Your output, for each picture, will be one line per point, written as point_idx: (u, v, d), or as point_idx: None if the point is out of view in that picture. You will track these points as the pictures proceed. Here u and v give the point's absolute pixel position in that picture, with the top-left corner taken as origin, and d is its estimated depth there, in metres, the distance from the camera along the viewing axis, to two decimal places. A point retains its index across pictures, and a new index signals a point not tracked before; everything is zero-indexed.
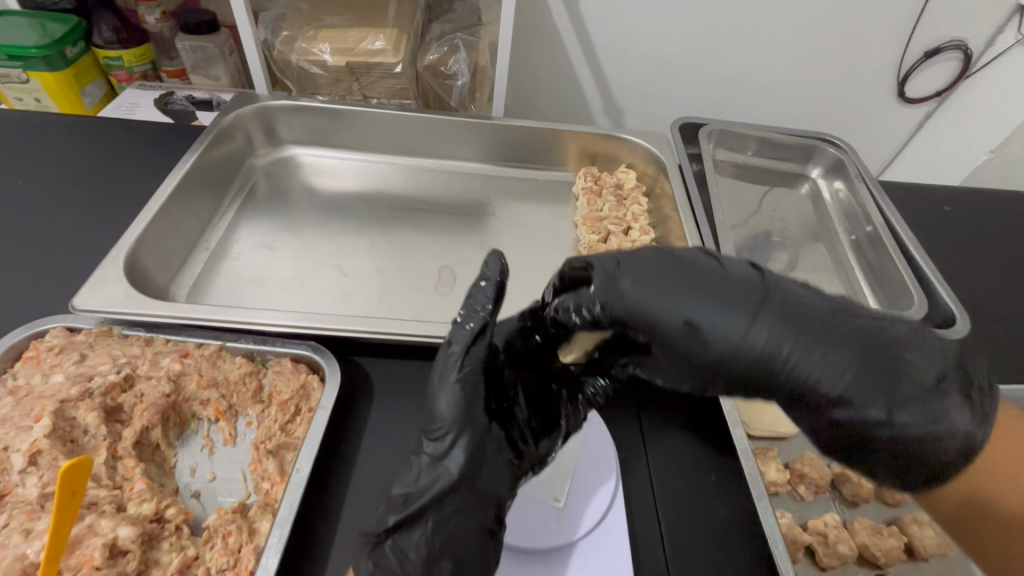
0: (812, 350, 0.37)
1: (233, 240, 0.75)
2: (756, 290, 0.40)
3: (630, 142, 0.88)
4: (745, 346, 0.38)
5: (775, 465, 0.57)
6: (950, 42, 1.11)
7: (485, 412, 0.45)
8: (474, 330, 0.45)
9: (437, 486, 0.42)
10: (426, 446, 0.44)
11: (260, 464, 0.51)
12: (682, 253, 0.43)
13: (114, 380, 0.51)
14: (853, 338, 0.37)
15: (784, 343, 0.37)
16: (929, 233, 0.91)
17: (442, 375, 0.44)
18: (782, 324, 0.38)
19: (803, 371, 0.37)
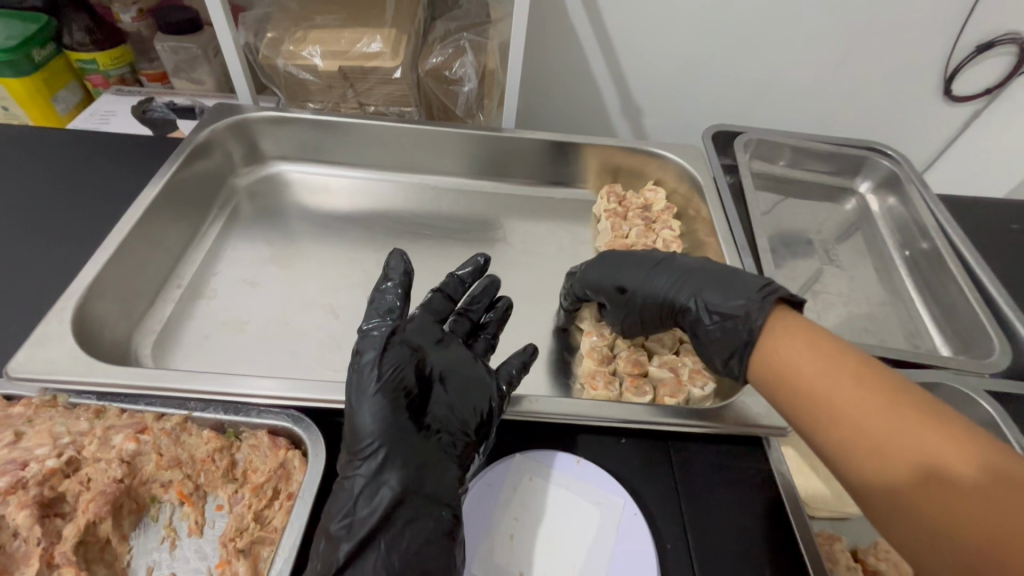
0: (707, 283, 0.54)
1: (210, 273, 0.66)
2: (657, 259, 0.59)
3: (659, 157, 0.78)
4: (649, 293, 0.56)
5: (844, 560, 0.48)
6: (1005, 35, 0.99)
7: (410, 416, 0.45)
8: (382, 335, 0.47)
9: (381, 505, 0.42)
10: (357, 465, 0.43)
11: (228, 566, 0.43)
12: (614, 252, 0.61)
13: (53, 466, 0.42)
14: (726, 275, 0.54)
15: (688, 283, 0.55)
16: (998, 256, 0.80)
17: (360, 390, 0.45)
18: (685, 271, 0.56)
19: (701, 297, 0.53)
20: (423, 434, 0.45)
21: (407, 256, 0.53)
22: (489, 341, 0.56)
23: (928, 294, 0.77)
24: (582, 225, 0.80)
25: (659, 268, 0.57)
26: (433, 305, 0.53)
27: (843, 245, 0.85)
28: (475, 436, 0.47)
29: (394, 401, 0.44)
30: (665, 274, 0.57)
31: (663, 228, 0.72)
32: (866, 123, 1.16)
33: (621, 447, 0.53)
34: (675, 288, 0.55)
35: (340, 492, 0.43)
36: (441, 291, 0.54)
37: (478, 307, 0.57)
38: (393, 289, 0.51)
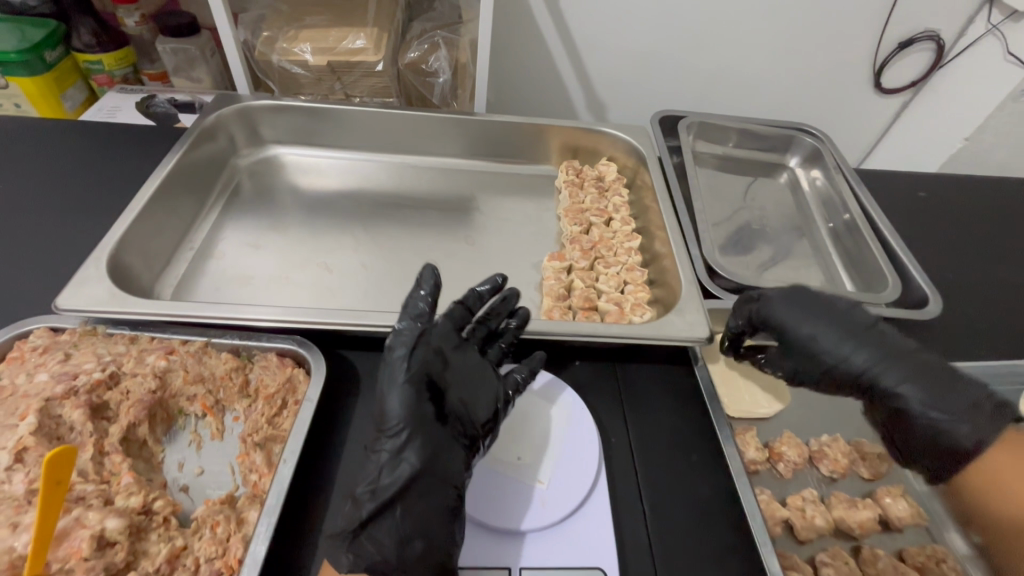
0: (911, 373, 0.54)
1: (217, 239, 0.76)
2: (864, 325, 0.58)
3: (611, 136, 0.89)
4: (832, 355, 0.57)
5: (754, 445, 0.58)
6: (924, 32, 1.11)
7: (434, 405, 0.48)
8: (410, 337, 0.49)
9: (401, 477, 0.45)
10: (383, 442, 0.46)
11: (247, 457, 0.51)
12: (811, 295, 0.60)
13: (99, 378, 0.51)
14: (926, 373, 0.54)
15: (880, 360, 0.55)
16: (907, 217, 0.92)
17: (389, 377, 0.48)
18: (870, 351, 0.56)
19: (888, 380, 0.54)
20: (440, 423, 0.47)
21: (438, 270, 0.52)
22: (502, 350, 0.57)
23: (847, 257, 0.87)
24: (546, 197, 0.91)
25: (839, 331, 0.57)
26: (456, 315, 0.53)
27: (776, 213, 0.95)
28: (482, 432, 0.49)
29: (418, 396, 0.47)
30: (844, 339, 0.57)
31: (614, 194, 0.84)
32: (807, 111, 1.28)
33: (575, 366, 0.63)
34: (825, 355, 0.57)
35: (366, 465, 0.47)
36: (462, 304, 0.54)
37: (496, 317, 0.57)
38: (425, 298, 0.51)
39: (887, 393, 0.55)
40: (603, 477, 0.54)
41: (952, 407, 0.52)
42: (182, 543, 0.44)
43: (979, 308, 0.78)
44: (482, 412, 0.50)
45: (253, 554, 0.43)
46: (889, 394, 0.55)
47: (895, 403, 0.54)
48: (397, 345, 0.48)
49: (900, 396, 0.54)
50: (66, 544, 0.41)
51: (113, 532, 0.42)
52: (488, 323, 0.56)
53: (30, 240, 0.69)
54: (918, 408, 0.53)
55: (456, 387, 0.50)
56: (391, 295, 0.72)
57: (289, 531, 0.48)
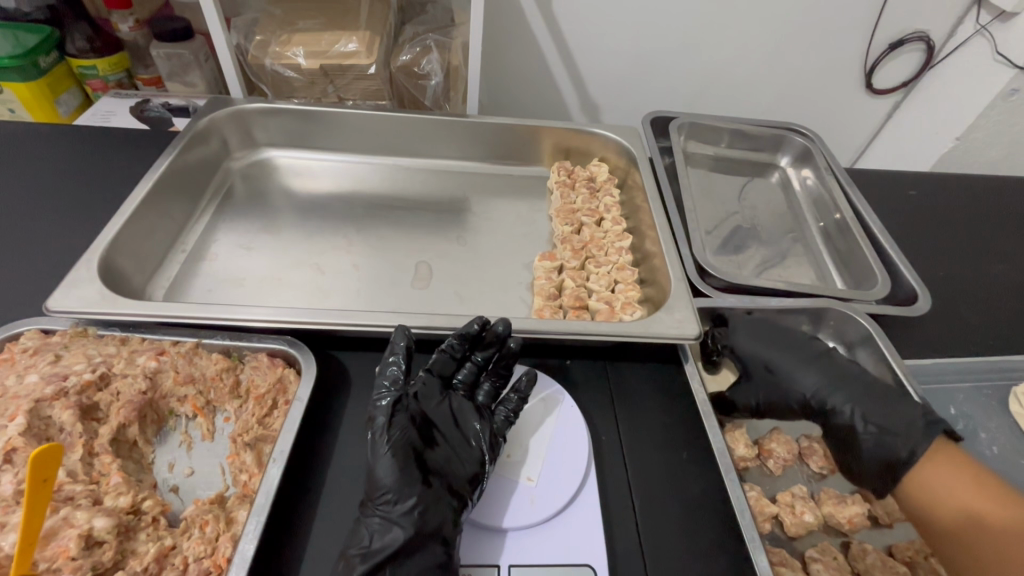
0: (853, 398, 0.59)
1: (210, 241, 0.76)
2: (815, 354, 0.64)
3: (602, 136, 0.90)
4: (784, 377, 0.62)
5: (744, 441, 0.59)
6: (913, 33, 1.12)
7: (420, 468, 0.49)
8: (388, 405, 0.51)
9: (393, 540, 0.45)
10: (375, 508, 0.47)
11: (237, 457, 0.51)
12: (771, 326, 0.66)
13: (89, 379, 0.51)
14: (867, 397, 0.58)
15: (826, 387, 0.60)
16: (897, 215, 0.93)
17: (374, 448, 0.49)
18: (818, 379, 0.61)
19: (834, 404, 0.60)
20: (427, 483, 0.48)
21: (408, 332, 0.56)
22: (495, 384, 0.58)
23: (838, 257, 0.87)
24: (538, 198, 0.91)
25: (794, 360, 0.63)
26: (436, 367, 0.56)
27: (767, 212, 0.96)
28: (470, 489, 0.50)
29: (401, 460, 0.48)
30: (795, 364, 0.63)
31: (605, 195, 0.84)
32: (801, 112, 1.28)
33: (565, 365, 0.63)
34: (780, 378, 0.62)
35: (358, 530, 0.47)
36: (443, 352, 0.56)
37: (477, 354, 0.58)
38: (398, 363, 0.54)
39: (834, 416, 0.59)
40: (593, 475, 0.54)
41: (887, 425, 0.56)
42: (171, 542, 0.44)
43: (968, 304, 0.78)
44: (469, 465, 0.51)
45: (241, 553, 0.43)
46: (833, 416, 0.59)
47: (840, 424, 0.59)
48: (377, 414, 0.51)
49: (842, 419, 0.59)
50: (53, 544, 0.41)
51: (100, 531, 0.42)
52: (472, 360, 0.58)
53: (22, 243, 0.70)
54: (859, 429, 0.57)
55: (441, 445, 0.51)
56: (382, 295, 0.72)
57: (279, 530, 0.48)
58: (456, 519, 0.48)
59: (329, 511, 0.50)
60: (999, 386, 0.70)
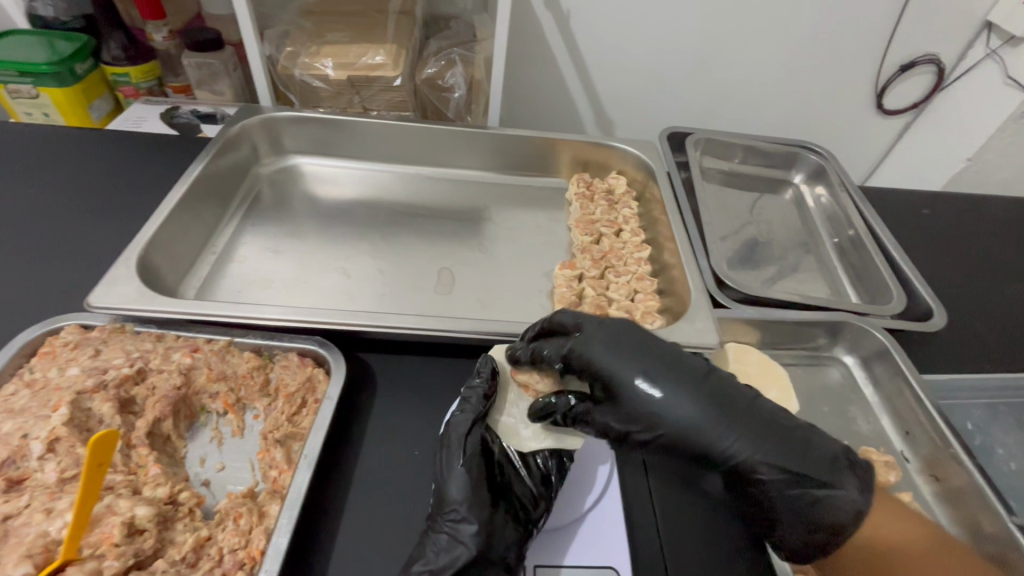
0: (676, 412, 0.51)
1: (238, 244, 0.78)
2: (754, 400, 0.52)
3: (621, 150, 0.92)
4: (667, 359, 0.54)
5: None
6: (923, 56, 1.14)
7: (490, 489, 0.49)
8: (467, 421, 0.53)
9: (459, 558, 0.45)
10: (443, 524, 0.47)
11: (268, 453, 0.52)
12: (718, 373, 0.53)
13: (128, 373, 0.52)
14: (767, 429, 0.50)
15: (688, 406, 0.51)
16: (910, 233, 0.94)
17: (449, 462, 0.50)
18: (690, 410, 0.51)
19: (695, 433, 0.50)
20: (495, 504, 0.48)
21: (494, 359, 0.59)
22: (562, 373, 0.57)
23: (853, 272, 0.88)
24: (557, 209, 0.93)
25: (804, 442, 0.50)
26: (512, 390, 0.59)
27: (781, 227, 0.97)
28: (539, 513, 0.50)
29: (474, 475, 0.49)
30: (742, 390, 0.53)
31: (623, 207, 0.86)
32: (814, 130, 1.30)
33: None
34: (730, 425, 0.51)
35: (425, 544, 0.47)
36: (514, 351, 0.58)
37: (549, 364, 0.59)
38: (480, 385, 0.57)
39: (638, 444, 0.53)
40: (614, 480, 0.55)
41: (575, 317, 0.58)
42: (207, 533, 0.45)
43: (983, 322, 0.79)
44: (539, 487, 0.51)
45: (276, 545, 0.44)
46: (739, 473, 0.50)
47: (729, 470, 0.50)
48: (453, 427, 0.53)
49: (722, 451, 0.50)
50: (97, 530, 0.42)
51: (142, 519, 0.43)
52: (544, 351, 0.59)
53: (60, 242, 0.72)
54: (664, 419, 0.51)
55: (519, 462, 0.53)
56: (406, 300, 0.74)
57: (310, 525, 0.49)
58: (519, 544, 0.47)
59: (357, 509, 0.51)
60: (1016, 404, 0.70)
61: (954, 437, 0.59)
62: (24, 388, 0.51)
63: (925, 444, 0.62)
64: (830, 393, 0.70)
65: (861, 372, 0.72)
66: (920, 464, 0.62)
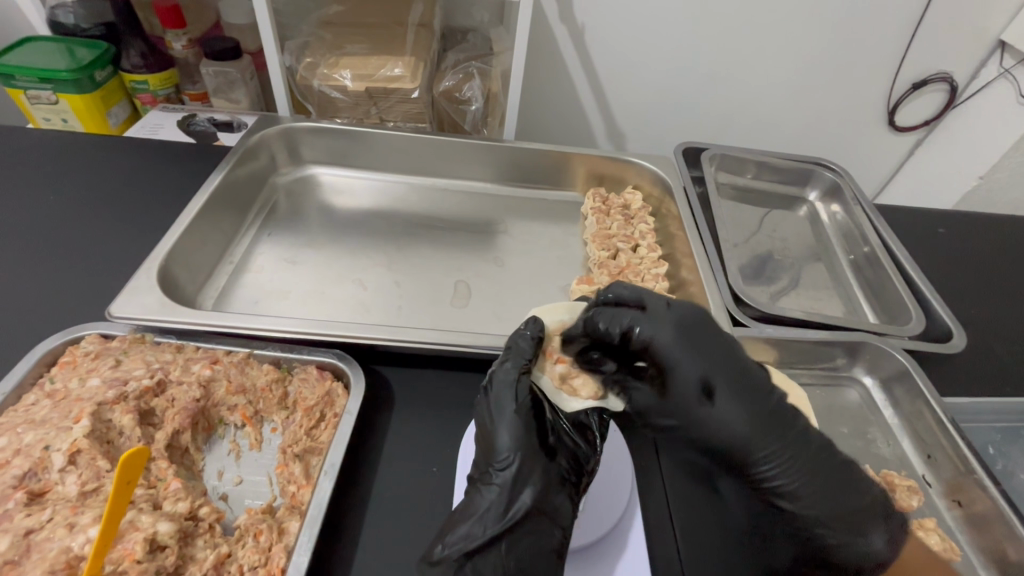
0: (717, 417, 0.49)
1: (255, 253, 0.79)
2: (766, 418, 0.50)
3: (637, 165, 0.92)
4: (721, 417, 0.49)
5: None
6: (936, 74, 1.15)
7: (542, 440, 0.47)
8: (516, 370, 0.50)
9: (518, 510, 0.43)
10: (493, 476, 0.45)
11: (286, 468, 0.51)
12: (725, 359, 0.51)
13: (148, 384, 0.52)
14: (807, 466, 0.49)
15: (740, 420, 0.49)
16: (925, 252, 0.93)
17: (497, 406, 0.48)
18: (736, 421, 0.49)
19: (751, 456, 0.49)
20: (549, 455, 0.46)
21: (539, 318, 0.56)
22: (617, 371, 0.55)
23: (868, 290, 0.88)
24: (572, 222, 0.93)
25: (806, 476, 0.49)
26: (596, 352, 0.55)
27: (795, 243, 0.97)
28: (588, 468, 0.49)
29: (525, 422, 0.47)
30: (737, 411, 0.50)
31: (639, 222, 0.86)
32: (826, 146, 1.30)
33: None
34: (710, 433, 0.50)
35: (471, 502, 0.44)
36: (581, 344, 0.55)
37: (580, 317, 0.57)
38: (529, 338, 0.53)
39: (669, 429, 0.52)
40: (636, 500, 0.54)
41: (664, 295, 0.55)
42: (227, 550, 0.45)
43: (1000, 344, 0.78)
44: (586, 442, 0.50)
45: (296, 564, 0.43)
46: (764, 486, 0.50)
47: (761, 484, 0.50)
48: (500, 374, 0.50)
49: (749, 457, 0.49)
50: (119, 546, 0.42)
51: (164, 535, 0.43)
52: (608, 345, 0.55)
53: (78, 251, 0.72)
54: (717, 432, 0.49)
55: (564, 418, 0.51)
56: (423, 312, 0.74)
57: (327, 544, 0.49)
58: (571, 501, 0.46)
59: (375, 527, 0.50)
60: None
61: (977, 461, 0.58)
62: (44, 398, 0.51)
63: (947, 467, 0.62)
64: (848, 414, 0.69)
65: (880, 394, 0.71)
66: (942, 489, 0.62)
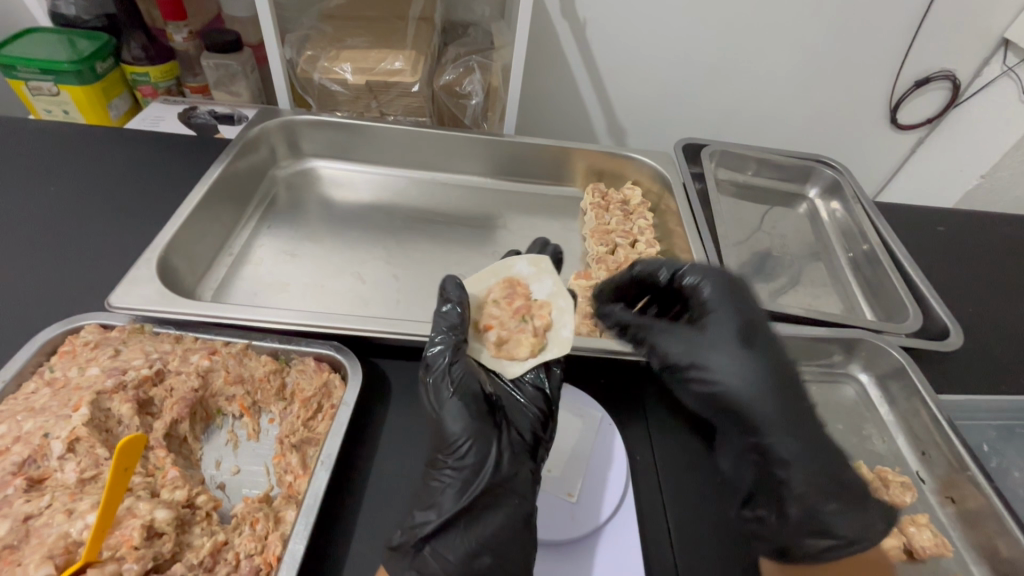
0: (733, 371, 0.51)
1: (254, 246, 0.79)
2: (777, 378, 0.51)
3: (636, 161, 0.92)
4: (730, 364, 0.51)
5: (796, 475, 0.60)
6: (938, 72, 1.14)
7: (487, 417, 0.49)
8: (450, 355, 0.50)
9: (473, 491, 0.45)
10: (444, 461, 0.47)
11: (283, 458, 0.52)
12: (755, 321, 0.54)
13: (146, 374, 0.52)
14: (809, 442, 0.49)
15: (749, 371, 0.51)
16: (923, 250, 0.93)
17: (439, 396, 0.49)
18: (748, 378, 0.50)
19: (762, 413, 0.49)
20: (497, 432, 0.48)
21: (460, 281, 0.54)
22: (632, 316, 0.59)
23: (867, 287, 0.88)
24: (571, 217, 0.93)
25: (805, 444, 0.49)
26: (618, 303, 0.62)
27: (795, 240, 0.97)
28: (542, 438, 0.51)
29: (468, 405, 0.48)
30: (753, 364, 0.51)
31: (638, 218, 0.86)
32: (827, 143, 1.29)
33: (600, 385, 0.63)
34: (720, 375, 0.51)
35: (431, 488, 0.47)
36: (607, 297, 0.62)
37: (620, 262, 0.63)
38: (451, 311, 0.52)
39: (691, 380, 0.53)
40: (630, 494, 0.54)
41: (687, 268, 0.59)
42: (223, 538, 0.45)
43: (997, 342, 0.79)
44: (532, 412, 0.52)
45: (292, 552, 0.44)
46: (767, 455, 0.49)
47: (760, 437, 0.50)
48: (435, 358, 0.50)
49: (750, 405, 0.50)
50: (117, 532, 0.42)
51: (161, 523, 0.43)
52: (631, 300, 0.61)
53: (79, 242, 0.72)
54: (723, 373, 0.51)
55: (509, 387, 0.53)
56: (421, 306, 0.74)
57: (323, 534, 0.49)
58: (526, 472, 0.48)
59: (370, 517, 0.50)
60: None
61: (971, 459, 0.58)
62: (44, 386, 0.51)
63: (941, 465, 0.62)
64: (843, 411, 0.70)
65: (876, 391, 0.71)
66: (935, 485, 0.62)
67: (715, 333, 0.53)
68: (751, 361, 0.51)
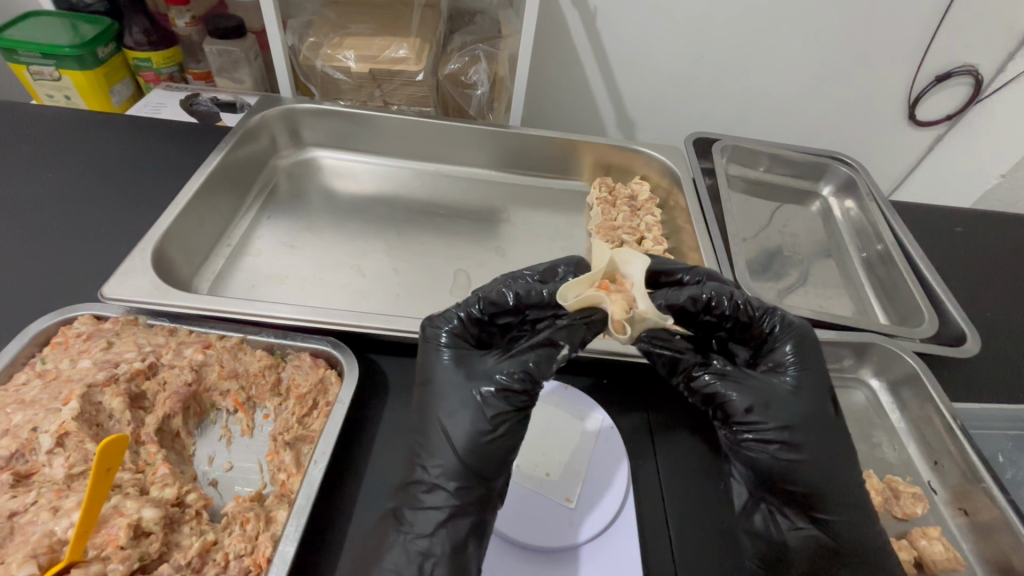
0: (808, 440, 0.47)
1: (254, 236, 0.78)
2: (837, 452, 0.48)
3: (645, 154, 0.90)
4: (801, 422, 0.47)
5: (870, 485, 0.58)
6: (961, 66, 1.09)
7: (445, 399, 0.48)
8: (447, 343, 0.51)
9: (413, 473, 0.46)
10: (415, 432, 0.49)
11: (276, 455, 0.51)
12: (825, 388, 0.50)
13: (139, 367, 0.51)
14: (857, 520, 0.46)
15: (815, 432, 0.47)
16: (940, 251, 0.90)
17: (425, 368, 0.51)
18: (813, 438, 0.47)
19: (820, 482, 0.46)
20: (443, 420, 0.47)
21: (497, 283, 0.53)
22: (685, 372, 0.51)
23: (880, 289, 0.86)
24: (576, 212, 0.91)
25: (850, 521, 0.46)
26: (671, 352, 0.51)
27: (806, 239, 0.94)
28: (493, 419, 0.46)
29: (455, 388, 0.47)
30: (819, 432, 0.48)
31: (646, 214, 0.84)
32: (843, 139, 1.26)
33: (602, 385, 0.62)
34: (787, 433, 0.47)
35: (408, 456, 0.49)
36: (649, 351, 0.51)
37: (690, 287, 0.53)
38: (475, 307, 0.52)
39: (758, 437, 0.47)
40: (630, 500, 0.52)
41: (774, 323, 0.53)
42: (213, 538, 0.44)
43: (1014, 349, 0.76)
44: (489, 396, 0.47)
45: (282, 554, 0.43)
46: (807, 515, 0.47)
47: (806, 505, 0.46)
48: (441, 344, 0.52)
49: (812, 470, 0.46)
50: (103, 531, 0.41)
51: (149, 522, 0.42)
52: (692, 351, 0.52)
53: (76, 229, 0.71)
54: (787, 430, 0.47)
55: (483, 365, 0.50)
56: (422, 300, 0.73)
57: (314, 536, 0.48)
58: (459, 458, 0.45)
59: (363, 519, 0.49)
60: None
61: (987, 472, 0.57)
62: (35, 378, 0.51)
63: (954, 475, 0.60)
64: (854, 416, 0.67)
65: (888, 396, 0.69)
66: (947, 496, 0.60)
67: (787, 388, 0.49)
68: (820, 429, 0.48)
